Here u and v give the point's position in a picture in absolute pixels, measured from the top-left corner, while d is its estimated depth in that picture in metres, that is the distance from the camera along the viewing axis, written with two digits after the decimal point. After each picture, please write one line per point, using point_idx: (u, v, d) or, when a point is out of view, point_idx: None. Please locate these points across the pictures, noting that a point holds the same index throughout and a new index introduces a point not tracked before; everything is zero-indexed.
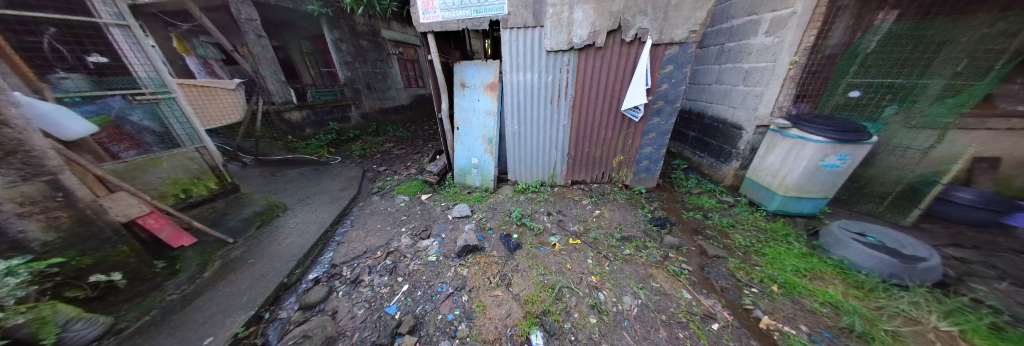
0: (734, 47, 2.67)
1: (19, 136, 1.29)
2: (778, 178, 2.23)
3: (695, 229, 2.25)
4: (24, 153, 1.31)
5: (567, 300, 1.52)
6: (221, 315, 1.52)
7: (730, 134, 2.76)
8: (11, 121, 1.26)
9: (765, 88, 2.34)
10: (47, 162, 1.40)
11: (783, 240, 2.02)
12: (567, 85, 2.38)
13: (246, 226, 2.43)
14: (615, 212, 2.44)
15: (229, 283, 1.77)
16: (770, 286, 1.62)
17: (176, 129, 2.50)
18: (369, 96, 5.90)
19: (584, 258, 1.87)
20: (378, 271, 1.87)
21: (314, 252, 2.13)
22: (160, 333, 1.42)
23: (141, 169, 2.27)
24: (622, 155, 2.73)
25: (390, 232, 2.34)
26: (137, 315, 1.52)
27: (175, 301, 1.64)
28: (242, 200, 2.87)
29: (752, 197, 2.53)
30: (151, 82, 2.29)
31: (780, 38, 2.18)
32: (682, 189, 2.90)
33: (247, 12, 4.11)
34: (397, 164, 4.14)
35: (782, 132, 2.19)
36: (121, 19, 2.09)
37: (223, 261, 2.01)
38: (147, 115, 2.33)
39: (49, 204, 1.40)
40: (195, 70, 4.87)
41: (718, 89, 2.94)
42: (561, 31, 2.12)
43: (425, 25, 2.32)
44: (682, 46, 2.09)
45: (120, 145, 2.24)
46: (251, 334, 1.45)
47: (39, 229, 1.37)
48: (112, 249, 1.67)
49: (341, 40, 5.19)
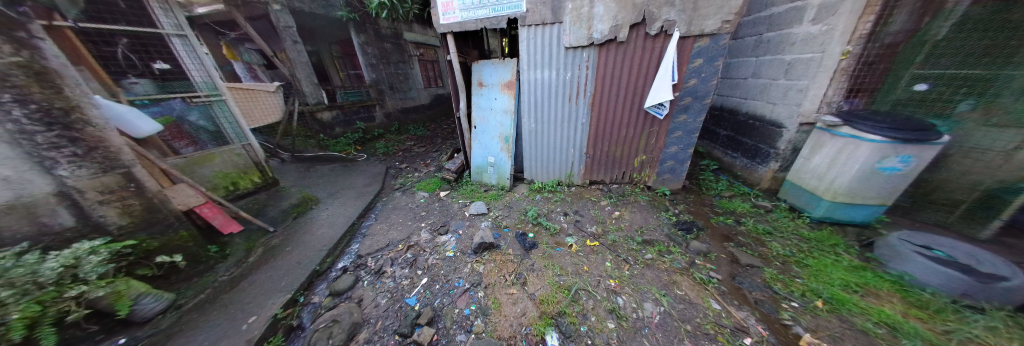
0: (774, 37, 2.44)
1: (98, 134, 1.52)
2: (825, 182, 2.01)
3: (726, 235, 2.09)
4: (104, 149, 1.55)
5: (584, 302, 1.48)
6: (263, 296, 1.67)
7: (768, 132, 2.53)
8: (93, 121, 1.51)
9: (810, 81, 2.12)
10: (123, 156, 1.63)
11: (830, 250, 1.82)
12: (586, 81, 2.31)
13: (285, 216, 2.65)
14: (636, 214, 2.34)
15: (270, 268, 1.94)
16: (813, 301, 1.46)
17: (225, 127, 2.78)
18: (392, 97, 6.16)
19: (602, 260, 1.82)
20: (400, 264, 1.94)
21: (342, 243, 2.27)
22: (212, 311, 1.60)
23: (198, 164, 2.57)
24: (645, 154, 2.60)
25: (411, 226, 2.42)
26: (195, 293, 1.74)
27: (225, 283, 1.84)
28: (281, 193, 3.11)
29: (793, 201, 2.31)
30: (205, 85, 2.61)
31: (829, 25, 1.95)
32: (710, 192, 2.73)
33: (284, 20, 4.47)
34: (417, 161, 4.26)
35: (830, 130, 1.96)
36: (180, 30, 2.43)
37: (265, 247, 2.21)
38: (203, 115, 2.63)
39: (124, 193, 1.63)
40: (241, 74, 5.39)
41: (754, 84, 2.70)
42: (581, 26, 2.07)
43: (444, 26, 2.37)
44: (714, 37, 1.93)
45: (180, 141, 2.49)
46: (288, 316, 1.58)
47: (115, 214, 1.60)
48: (175, 234, 1.87)
49: (366, 43, 5.45)
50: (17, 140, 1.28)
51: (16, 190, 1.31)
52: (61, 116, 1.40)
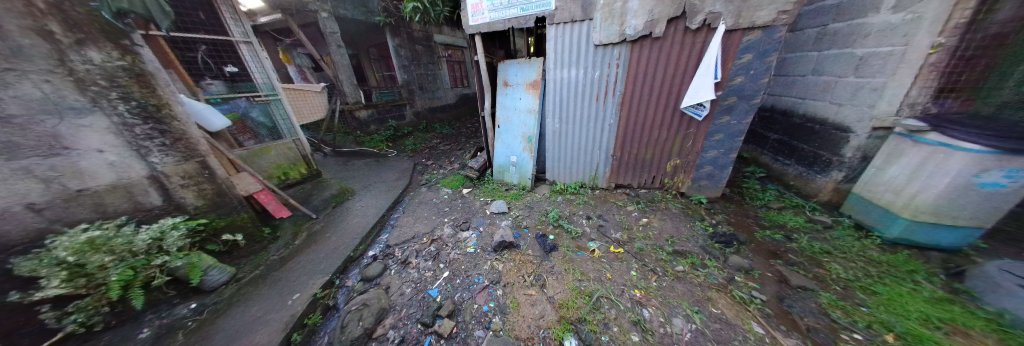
0: (842, 28, 2.11)
1: (181, 127, 1.82)
2: (903, 197, 1.70)
3: (773, 252, 1.87)
4: (185, 141, 1.84)
5: (606, 311, 1.42)
6: (305, 276, 1.85)
7: (831, 136, 2.22)
8: (180, 117, 1.81)
9: (889, 79, 1.81)
10: (199, 147, 1.92)
11: (905, 277, 1.54)
12: (616, 80, 2.22)
13: (326, 205, 2.91)
14: (666, 222, 2.20)
15: (311, 252, 2.14)
16: (882, 336, 1.23)
17: (280, 124, 3.13)
18: (421, 96, 6.46)
19: (626, 269, 1.74)
20: (424, 256, 2.01)
21: (373, 232, 2.42)
22: (265, 285, 1.81)
23: (258, 155, 2.92)
24: (679, 158, 2.42)
25: (435, 221, 2.52)
26: (252, 268, 1.99)
27: (276, 261, 2.07)
28: (323, 184, 3.42)
29: (860, 218, 2.00)
30: (265, 86, 2.94)
31: (915, 13, 1.65)
32: (755, 202, 2.47)
33: (330, 26, 4.91)
34: (443, 159, 4.42)
35: (913, 137, 1.65)
36: (246, 37, 2.78)
37: (309, 231, 2.44)
38: (263, 112, 2.99)
39: (199, 178, 1.92)
40: (293, 76, 6.01)
41: (815, 82, 2.37)
42: (612, 23, 1.99)
43: (473, 27, 2.43)
44: (767, 30, 1.73)
45: (244, 135, 2.86)
46: (326, 296, 1.74)
47: (192, 196, 1.89)
48: (236, 215, 2.14)
49: (400, 46, 5.78)
50: (121, 131, 1.59)
51: (118, 172, 1.59)
52: (154, 112, 1.70)
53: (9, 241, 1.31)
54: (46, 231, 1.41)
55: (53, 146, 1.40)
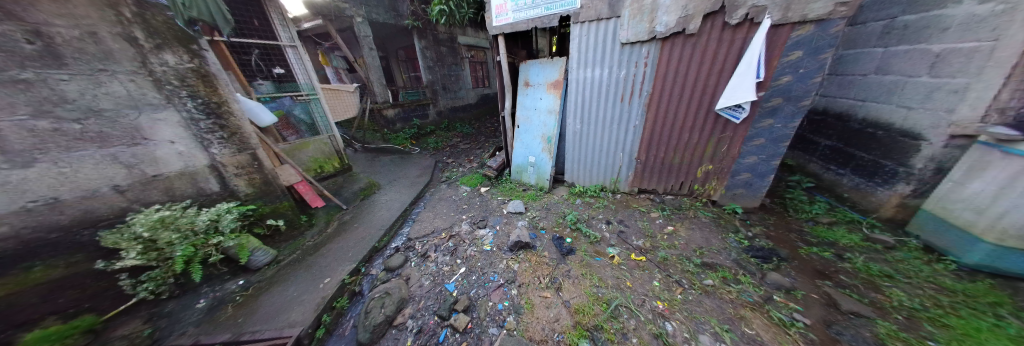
0: (914, 21, 1.82)
1: (236, 123, 2.05)
2: (988, 218, 1.44)
3: (821, 271, 1.68)
4: (238, 136, 2.07)
5: (624, 321, 1.36)
6: (335, 263, 1.99)
7: (897, 144, 1.93)
8: (236, 113, 2.04)
9: (974, 79, 1.52)
10: (250, 141, 2.14)
11: (983, 309, 1.29)
12: (643, 80, 2.12)
13: (355, 197, 3.10)
14: (694, 231, 2.06)
15: (341, 240, 2.30)
16: None
17: (318, 121, 3.40)
18: (444, 96, 6.66)
19: (648, 278, 1.66)
20: (442, 250, 2.07)
21: (396, 225, 2.54)
22: (300, 268, 1.98)
23: (298, 149, 3.20)
24: (712, 164, 2.25)
25: (453, 217, 2.59)
26: (290, 251, 2.18)
27: (311, 246, 2.25)
28: (353, 177, 3.64)
29: (931, 239, 1.73)
30: (306, 86, 3.22)
31: (1008, 3, 1.36)
32: (800, 215, 2.23)
33: (364, 31, 5.21)
34: (463, 157, 4.52)
35: (1002, 147, 1.37)
36: (292, 41, 3.09)
37: (340, 221, 2.62)
38: (304, 110, 3.26)
39: (249, 168, 2.14)
40: (330, 77, 6.49)
41: (878, 82, 2.07)
42: (641, 19, 1.91)
43: (497, 28, 2.47)
44: (822, 23, 1.54)
45: (287, 131, 3.13)
46: (353, 282, 1.86)
47: (243, 185, 2.12)
48: (279, 203, 2.34)
49: (426, 48, 6.01)
50: (188, 125, 1.82)
51: (186, 161, 1.83)
52: (216, 108, 1.93)
53: (98, 216, 1.55)
54: (127, 209, 1.64)
55: (135, 137, 1.63)
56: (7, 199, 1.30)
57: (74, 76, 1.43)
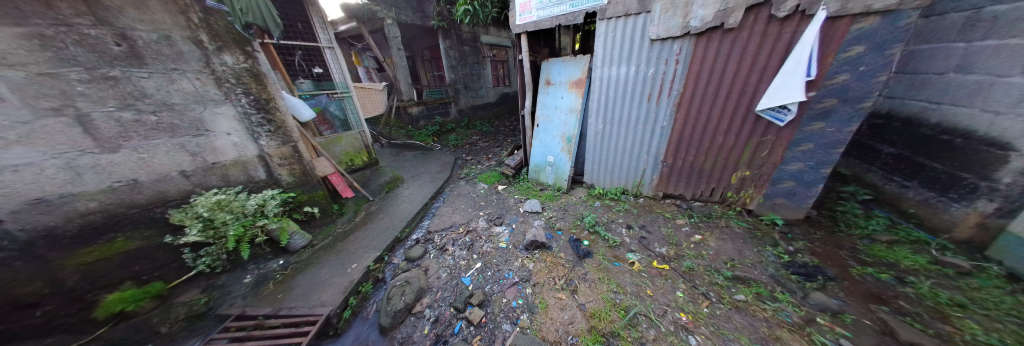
0: (1005, 12, 1.47)
1: (281, 118, 2.25)
2: None
3: (874, 295, 1.48)
4: (282, 130, 2.27)
5: (643, 330, 1.31)
6: (361, 250, 2.12)
7: (978, 155, 1.63)
8: (281, 109, 2.25)
9: None
10: (291, 134, 2.34)
11: None
12: (673, 78, 2.01)
13: (381, 189, 3.28)
14: (726, 242, 1.92)
15: (367, 229, 2.44)
16: None
17: (350, 117, 3.64)
18: (465, 95, 6.78)
19: (671, 288, 1.58)
20: (460, 245, 2.12)
21: (417, 218, 2.65)
22: (330, 252, 2.13)
23: (332, 143, 3.44)
24: (749, 170, 2.06)
25: (471, 213, 2.64)
26: (323, 237, 2.37)
27: (341, 233, 2.43)
28: (379, 171, 3.85)
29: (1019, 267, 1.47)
30: (341, 85, 3.43)
31: None
32: (852, 231, 1.99)
33: (393, 32, 5.46)
34: (481, 155, 4.58)
35: None
36: (330, 42, 3.30)
37: (367, 211, 2.79)
38: (338, 107, 3.49)
39: (291, 159, 2.35)
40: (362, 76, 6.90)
41: (957, 83, 1.73)
42: (674, 14, 1.81)
43: (520, 26, 2.48)
44: (889, 15, 1.34)
45: (323, 126, 3.38)
46: (377, 269, 1.97)
47: (286, 174, 2.32)
48: (314, 192, 2.54)
49: (450, 47, 6.16)
50: (242, 118, 2.03)
51: (239, 150, 2.05)
52: (265, 104, 2.14)
53: (168, 196, 1.78)
54: (191, 192, 1.88)
55: (200, 128, 1.86)
56: (98, 178, 1.54)
57: (151, 74, 1.66)
